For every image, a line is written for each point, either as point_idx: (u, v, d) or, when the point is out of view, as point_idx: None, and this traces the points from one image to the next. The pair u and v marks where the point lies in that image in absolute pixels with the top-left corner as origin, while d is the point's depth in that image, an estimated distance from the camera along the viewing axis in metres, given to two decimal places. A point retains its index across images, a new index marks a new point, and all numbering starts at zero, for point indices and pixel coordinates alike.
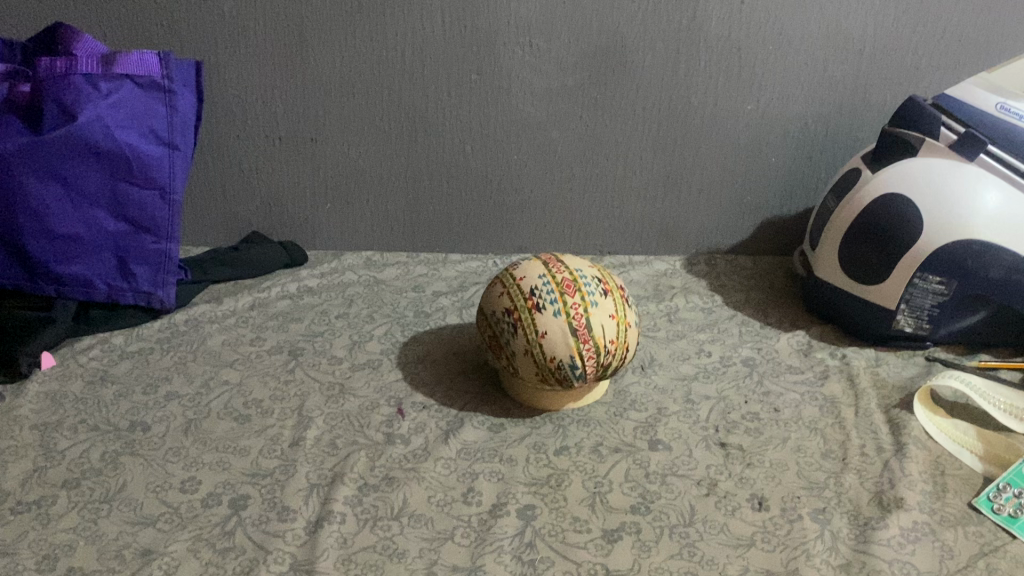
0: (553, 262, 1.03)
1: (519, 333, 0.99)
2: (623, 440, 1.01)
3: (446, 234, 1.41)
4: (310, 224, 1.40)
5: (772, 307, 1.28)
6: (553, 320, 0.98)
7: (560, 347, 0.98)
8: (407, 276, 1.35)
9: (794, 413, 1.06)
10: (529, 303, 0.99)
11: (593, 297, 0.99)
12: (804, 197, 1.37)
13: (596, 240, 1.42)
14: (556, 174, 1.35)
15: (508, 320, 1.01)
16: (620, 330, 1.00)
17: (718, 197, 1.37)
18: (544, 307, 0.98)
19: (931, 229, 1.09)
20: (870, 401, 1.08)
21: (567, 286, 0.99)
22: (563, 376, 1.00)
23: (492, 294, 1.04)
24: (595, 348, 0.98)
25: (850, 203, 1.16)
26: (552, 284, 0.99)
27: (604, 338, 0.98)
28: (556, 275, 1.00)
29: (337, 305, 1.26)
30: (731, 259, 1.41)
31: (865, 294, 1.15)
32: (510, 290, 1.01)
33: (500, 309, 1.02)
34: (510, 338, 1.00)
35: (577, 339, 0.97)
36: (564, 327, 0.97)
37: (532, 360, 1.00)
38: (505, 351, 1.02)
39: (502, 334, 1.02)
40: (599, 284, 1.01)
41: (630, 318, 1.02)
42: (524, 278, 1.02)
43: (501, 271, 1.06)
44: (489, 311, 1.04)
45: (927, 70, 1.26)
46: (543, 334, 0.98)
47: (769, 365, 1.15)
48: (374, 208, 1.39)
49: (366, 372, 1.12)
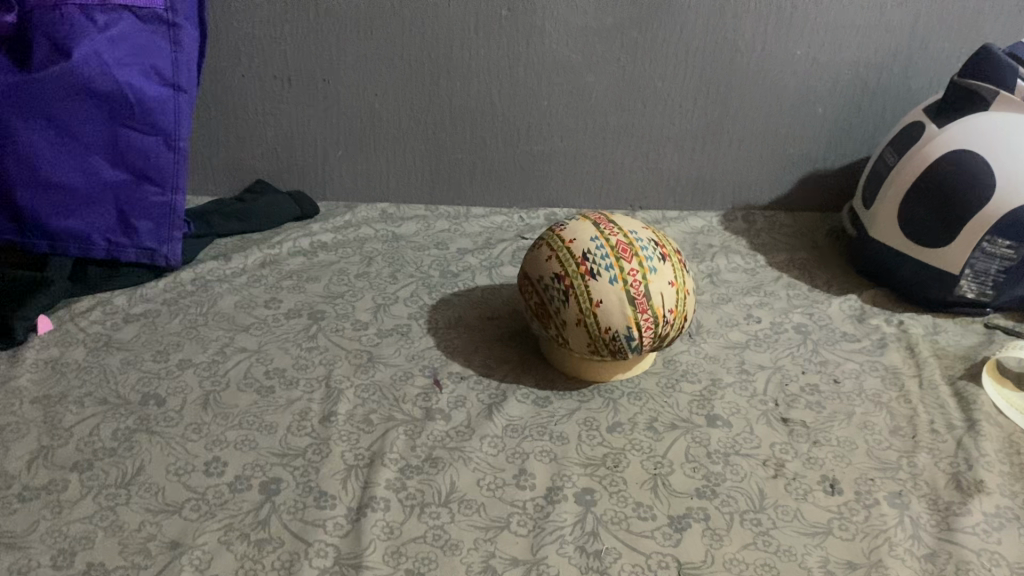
0: (605, 223, 0.96)
1: (571, 301, 0.92)
2: (679, 416, 0.94)
3: (468, 185, 1.31)
4: (321, 174, 1.29)
5: (819, 268, 1.21)
6: (609, 289, 0.90)
7: (616, 317, 0.90)
8: (429, 231, 1.25)
9: (855, 385, 1.00)
10: (582, 269, 0.92)
11: (651, 263, 0.92)
12: (849, 151, 1.29)
13: (627, 195, 1.33)
14: (589, 122, 1.26)
15: (557, 287, 0.93)
16: (680, 299, 0.93)
17: (758, 150, 1.29)
18: (599, 273, 0.91)
19: (1004, 191, 1.01)
20: (933, 372, 1.02)
21: (623, 251, 0.92)
22: (617, 349, 0.92)
23: (537, 259, 0.96)
24: (654, 319, 0.91)
25: (912, 161, 1.09)
26: (607, 249, 0.92)
27: (663, 307, 0.91)
28: (610, 239, 0.93)
29: (356, 264, 1.17)
30: (770, 216, 1.33)
31: (925, 258, 1.09)
32: (559, 254, 0.94)
33: (548, 274, 0.94)
34: (559, 307, 0.93)
35: (635, 309, 0.90)
36: (621, 295, 0.90)
37: (584, 331, 0.92)
38: (552, 321, 0.94)
39: (548, 303, 0.94)
40: (657, 248, 0.94)
41: (690, 286, 0.95)
42: (574, 241, 0.94)
43: (546, 232, 0.98)
44: (534, 276, 0.96)
45: (990, 16, 1.17)
46: (598, 303, 0.90)
47: (822, 333, 1.08)
48: (391, 156, 1.28)
49: (395, 339, 1.03)
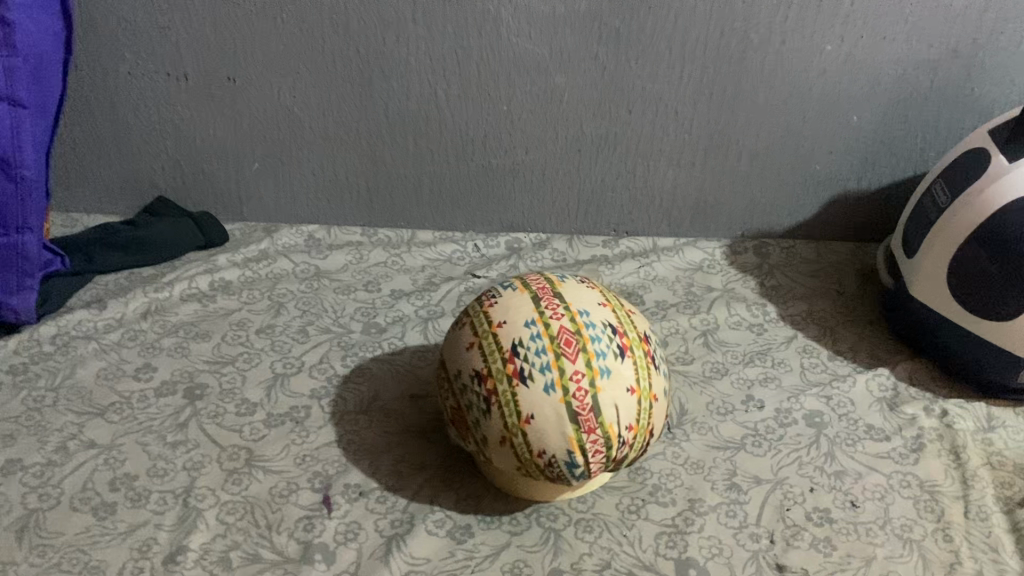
0: (548, 298, 0.71)
1: (493, 412, 0.68)
2: (639, 561, 0.71)
3: (413, 203, 1.07)
4: (234, 189, 1.06)
5: (843, 326, 0.96)
6: (544, 400, 0.66)
7: (553, 438, 0.67)
8: (359, 265, 1.02)
9: (879, 512, 0.76)
10: (509, 369, 0.68)
11: (604, 362, 0.68)
12: (891, 169, 1.02)
13: (609, 216, 1.08)
14: (559, 131, 1.00)
15: (477, 390, 0.69)
16: (644, 409, 0.69)
17: (776, 166, 1.02)
18: (531, 377, 0.67)
19: None
20: (985, 494, 0.77)
21: (565, 345, 0.68)
22: (555, 475, 0.69)
23: (457, 344, 0.72)
24: (605, 440, 0.67)
25: (971, 205, 0.83)
26: (545, 342, 0.68)
27: (618, 424, 0.67)
28: (551, 325, 0.68)
29: (262, 313, 0.94)
30: (789, 246, 1.07)
31: (987, 334, 0.83)
32: (483, 344, 0.70)
33: (467, 370, 0.70)
34: (480, 418, 0.69)
35: (578, 428, 0.67)
36: (560, 409, 0.66)
37: (512, 452, 0.69)
38: (472, 432, 0.71)
39: (467, 408, 0.70)
40: (614, 336, 0.69)
41: (660, 386, 0.71)
42: (503, 325, 0.70)
43: (473, 306, 0.73)
44: (452, 367, 0.72)
45: None
46: (528, 419, 0.67)
47: (842, 426, 0.84)
48: (317, 169, 1.04)
49: (287, 430, 0.81)
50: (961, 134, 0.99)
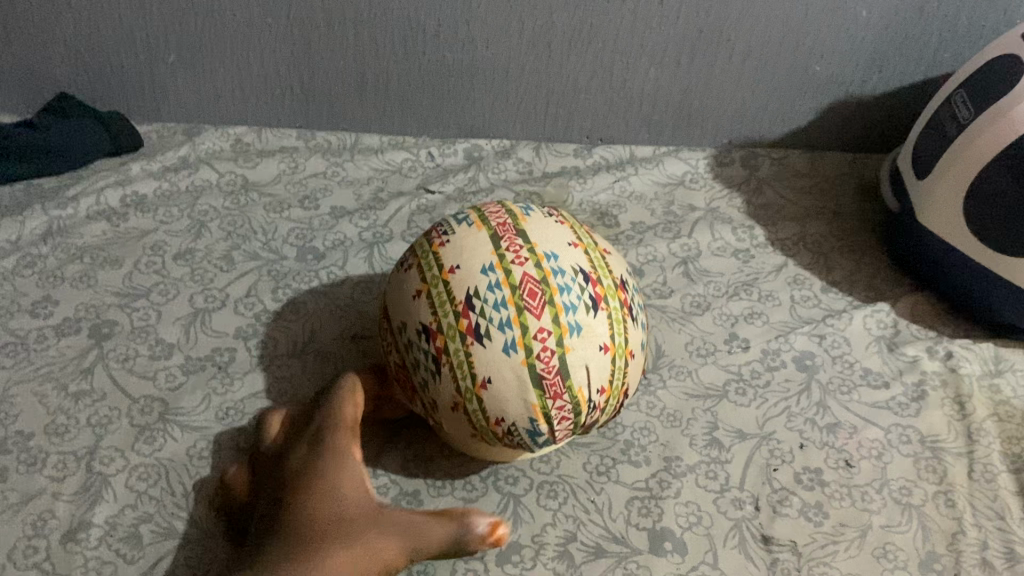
0: (510, 238, 0.59)
1: (444, 375, 0.58)
2: (609, 532, 0.63)
3: (358, 103, 0.94)
4: (149, 86, 0.92)
5: (838, 251, 0.87)
6: (502, 363, 0.56)
7: (513, 405, 0.57)
8: (297, 176, 0.90)
9: (876, 472, 0.68)
10: (463, 325, 0.57)
11: (574, 317, 0.57)
12: (898, 73, 0.90)
13: (581, 121, 0.96)
14: (525, 23, 0.86)
15: (426, 348, 0.58)
16: (618, 368, 0.59)
17: (769, 68, 0.90)
18: (488, 336, 0.56)
19: None
20: (991, 450, 0.70)
21: (529, 297, 0.57)
22: (515, 443, 0.60)
23: (403, 291, 0.61)
24: (574, 406, 0.58)
25: (998, 124, 0.72)
26: (505, 294, 0.57)
27: (589, 387, 0.58)
28: (513, 273, 0.57)
29: (183, 234, 0.83)
30: (781, 158, 0.97)
31: (1001, 272, 0.74)
32: (433, 294, 0.59)
33: (414, 324, 0.59)
34: (428, 380, 0.59)
35: (542, 393, 0.57)
36: (521, 373, 0.56)
37: (466, 420, 0.59)
38: (420, 394, 0.61)
39: (413, 368, 0.60)
40: (587, 285, 0.59)
41: (637, 340, 0.61)
42: (457, 272, 0.59)
43: (422, 246, 0.62)
44: (397, 319, 0.61)
45: None
46: (485, 383, 0.57)
47: (835, 371, 0.76)
48: (243, 61, 0.90)
49: (209, 377, 0.71)
50: (982, 33, 0.87)
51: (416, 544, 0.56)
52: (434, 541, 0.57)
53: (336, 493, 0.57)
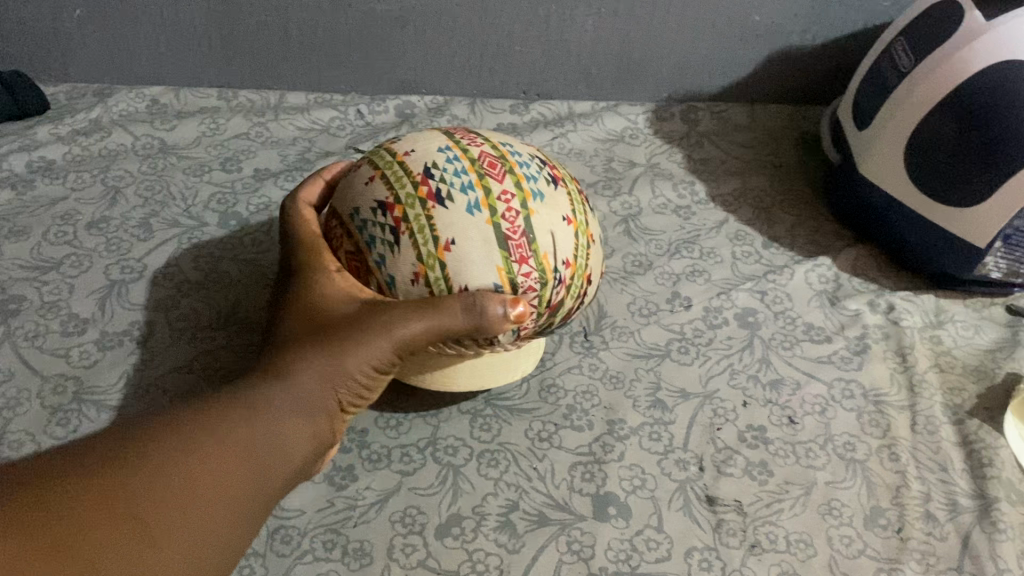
0: (463, 132, 0.59)
1: (403, 244, 0.53)
2: (553, 499, 0.61)
3: (281, 58, 0.89)
4: (56, 42, 0.86)
5: (779, 206, 0.86)
6: (466, 224, 0.53)
7: (479, 270, 0.53)
8: (218, 137, 0.86)
9: (820, 427, 0.67)
10: (423, 192, 0.54)
11: (535, 185, 0.56)
12: (837, 22, 0.89)
13: (517, 75, 0.92)
14: None
15: (382, 222, 0.54)
16: (580, 246, 0.57)
17: (708, 17, 0.88)
18: (450, 199, 0.53)
19: None
20: (933, 402, 0.69)
21: (489, 166, 0.55)
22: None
23: (353, 184, 0.58)
24: (541, 275, 0.55)
25: (940, 72, 0.71)
26: (464, 163, 0.55)
27: (555, 255, 0.55)
28: (470, 147, 0.56)
29: (96, 201, 0.78)
30: (720, 111, 0.95)
31: (942, 223, 0.74)
32: (388, 174, 0.56)
33: (368, 205, 0.55)
34: (384, 256, 0.54)
35: (508, 256, 0.54)
36: (487, 233, 0.53)
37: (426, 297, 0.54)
38: (371, 279, 0.56)
39: (366, 248, 0.55)
40: (543, 167, 0.58)
41: (594, 231, 0.60)
42: (412, 154, 0.56)
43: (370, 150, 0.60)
44: (347, 211, 0.57)
45: None
46: (449, 244, 0.53)
47: (777, 327, 0.74)
48: (157, 15, 0.85)
49: (127, 352, 0.66)
50: None
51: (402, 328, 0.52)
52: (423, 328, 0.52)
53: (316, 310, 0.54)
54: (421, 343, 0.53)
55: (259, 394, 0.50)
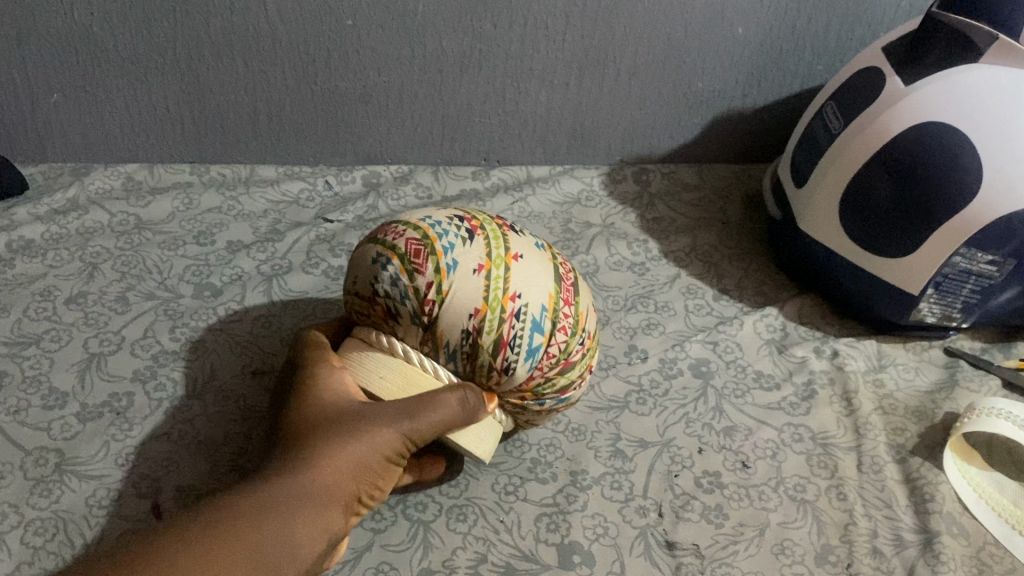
0: None
1: (477, 242, 0.59)
2: (520, 549, 0.64)
3: (251, 135, 0.94)
4: (32, 126, 0.90)
5: (728, 261, 0.91)
6: (529, 250, 0.61)
7: (537, 283, 0.59)
8: (190, 211, 0.89)
9: (772, 470, 0.71)
10: (498, 223, 0.63)
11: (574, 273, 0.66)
12: (775, 86, 0.95)
13: (477, 144, 0.97)
14: (414, 49, 0.87)
15: (457, 226, 0.61)
16: (594, 330, 0.65)
17: (654, 84, 0.93)
18: (520, 233, 0.63)
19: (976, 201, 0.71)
20: (877, 442, 0.73)
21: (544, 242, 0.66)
22: (514, 333, 0.58)
23: (417, 215, 0.64)
24: (575, 320, 0.61)
25: (866, 134, 0.76)
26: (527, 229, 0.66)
27: (586, 317, 0.63)
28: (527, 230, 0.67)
29: (73, 278, 0.81)
30: (670, 172, 1.01)
31: (879, 272, 0.78)
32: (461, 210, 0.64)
33: (441, 217, 0.62)
34: (455, 244, 0.59)
35: (561, 288, 0.61)
36: (548, 264, 0.61)
37: (482, 288, 0.57)
38: (431, 262, 0.58)
39: (435, 237, 0.59)
40: None
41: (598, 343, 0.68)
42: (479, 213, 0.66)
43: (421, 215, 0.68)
44: (411, 221, 0.62)
45: None
46: (519, 254, 0.60)
47: (730, 376, 0.78)
48: (130, 97, 0.89)
49: (106, 423, 0.69)
50: (848, 48, 0.92)
51: (411, 420, 0.57)
52: (433, 421, 0.57)
53: (330, 405, 0.58)
54: (427, 436, 0.58)
55: (276, 486, 0.52)
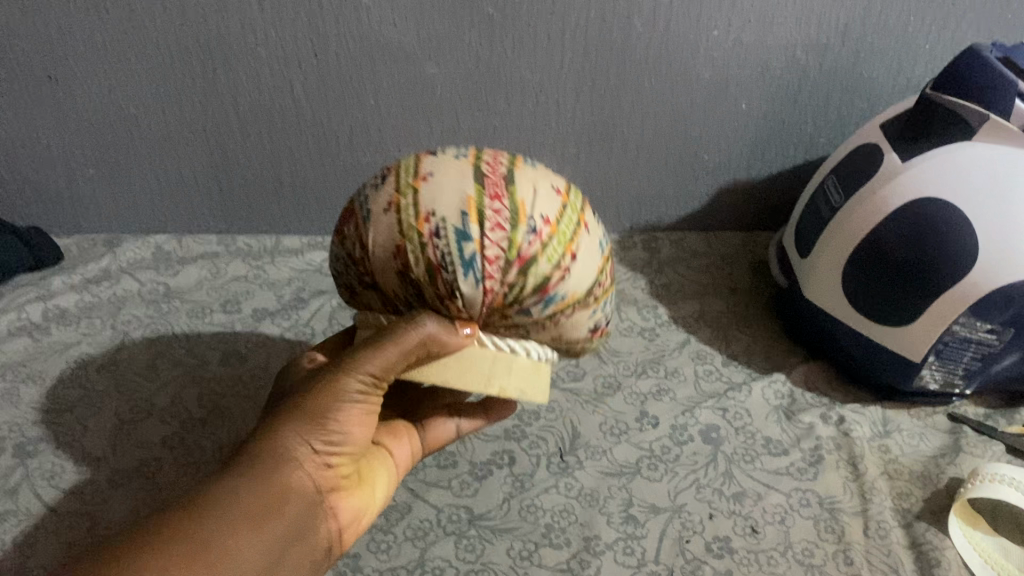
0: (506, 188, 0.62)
1: (385, 180, 0.56)
2: None
3: (276, 206, 0.98)
4: (69, 200, 0.95)
5: (737, 327, 0.94)
6: (445, 165, 0.55)
7: (448, 194, 0.53)
8: (217, 279, 0.93)
9: (781, 535, 0.73)
10: (421, 154, 0.58)
11: (530, 165, 0.58)
12: (780, 157, 0.98)
13: None
14: (433, 125, 0.91)
15: (375, 176, 0.58)
16: (566, 217, 0.56)
17: (662, 156, 0.97)
18: (443, 153, 0.58)
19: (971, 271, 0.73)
20: (883, 507, 0.75)
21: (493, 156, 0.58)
22: (439, 253, 0.52)
23: None
24: (512, 213, 0.53)
25: (864, 207, 0.79)
26: (467, 148, 0.58)
27: (532, 206, 0.54)
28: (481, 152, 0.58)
29: (105, 346, 0.84)
30: (679, 240, 1.05)
31: (882, 341, 0.81)
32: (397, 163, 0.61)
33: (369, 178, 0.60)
34: (366, 195, 0.57)
35: (482, 189, 0.53)
36: (463, 169, 0.55)
37: (393, 224, 0.54)
38: (352, 224, 0.57)
39: (357, 199, 0.58)
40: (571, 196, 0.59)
41: (593, 234, 0.58)
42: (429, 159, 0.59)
43: None
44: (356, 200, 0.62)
45: None
46: (426, 175, 0.55)
47: (739, 442, 0.81)
48: (162, 172, 0.93)
49: (139, 487, 0.71)
50: (849, 121, 0.95)
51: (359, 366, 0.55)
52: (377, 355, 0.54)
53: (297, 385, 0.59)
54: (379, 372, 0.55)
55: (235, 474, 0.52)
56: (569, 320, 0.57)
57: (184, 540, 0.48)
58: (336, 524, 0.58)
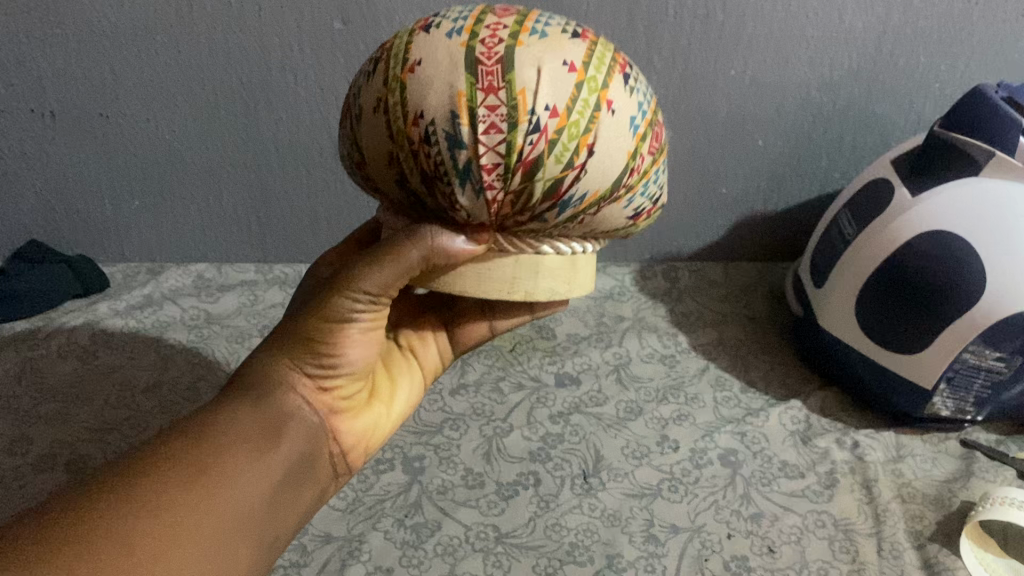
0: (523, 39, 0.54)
1: (374, 73, 0.50)
2: None
3: (312, 239, 1.02)
4: (118, 230, 1.01)
5: (754, 354, 0.98)
6: (438, 47, 0.47)
7: (437, 88, 0.46)
8: (254, 306, 0.98)
9: (796, 554, 0.75)
10: (416, 25, 0.50)
11: (541, 29, 0.48)
12: (796, 192, 1.02)
13: None
14: None
15: (367, 62, 0.52)
16: (582, 100, 0.46)
17: (681, 190, 1.01)
18: (436, 28, 0.49)
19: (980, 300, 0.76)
20: (896, 528, 0.77)
21: (500, 12, 0.49)
22: (432, 160, 0.47)
23: None
24: (509, 105, 0.45)
25: (876, 239, 0.83)
26: (472, 11, 0.49)
27: (536, 91, 0.45)
28: (492, 13, 0.49)
29: (148, 367, 0.88)
30: (698, 270, 1.10)
31: (895, 369, 0.84)
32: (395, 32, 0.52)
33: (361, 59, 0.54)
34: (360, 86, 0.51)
35: (475, 81, 0.45)
36: (456, 54, 0.46)
37: (383, 126, 0.49)
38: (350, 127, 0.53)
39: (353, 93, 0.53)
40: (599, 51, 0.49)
41: (624, 113, 0.48)
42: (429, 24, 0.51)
43: None
44: None
45: (977, 40, 0.89)
46: (414, 64, 0.47)
47: (756, 465, 0.83)
48: (205, 205, 0.98)
49: None
50: (862, 159, 0.99)
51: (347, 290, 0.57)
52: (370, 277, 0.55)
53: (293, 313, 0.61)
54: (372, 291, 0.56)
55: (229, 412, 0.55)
56: (596, 215, 0.51)
57: (184, 465, 0.49)
58: (336, 446, 0.63)
